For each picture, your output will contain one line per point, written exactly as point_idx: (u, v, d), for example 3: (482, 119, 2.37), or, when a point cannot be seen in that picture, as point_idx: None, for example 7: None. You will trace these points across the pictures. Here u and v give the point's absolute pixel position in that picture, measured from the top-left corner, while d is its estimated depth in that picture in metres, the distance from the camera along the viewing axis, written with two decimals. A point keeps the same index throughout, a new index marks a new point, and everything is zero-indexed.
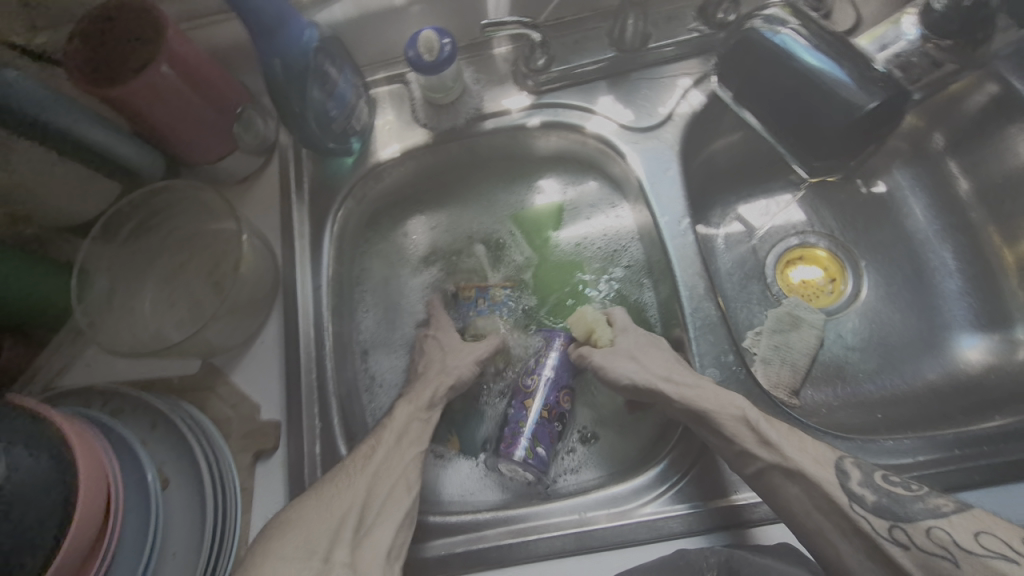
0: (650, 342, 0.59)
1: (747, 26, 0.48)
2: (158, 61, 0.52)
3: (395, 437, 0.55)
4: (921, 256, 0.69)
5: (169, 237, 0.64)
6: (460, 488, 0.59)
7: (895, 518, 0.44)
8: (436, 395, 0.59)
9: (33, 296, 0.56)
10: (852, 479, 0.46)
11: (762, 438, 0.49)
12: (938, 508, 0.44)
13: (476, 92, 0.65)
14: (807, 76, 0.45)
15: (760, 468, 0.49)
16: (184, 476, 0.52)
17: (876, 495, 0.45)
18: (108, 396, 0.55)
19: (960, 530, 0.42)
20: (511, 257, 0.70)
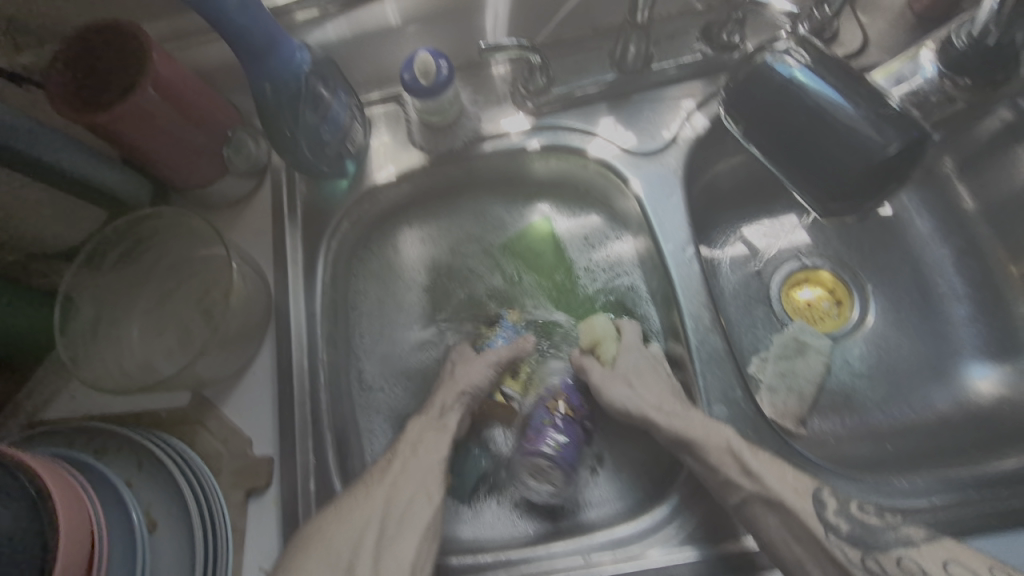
0: (651, 369, 0.58)
1: (757, 60, 0.45)
2: (143, 85, 0.50)
3: (408, 453, 0.54)
4: (930, 281, 0.67)
5: (157, 262, 0.62)
6: (473, 524, 0.57)
7: (867, 547, 0.46)
8: (446, 421, 0.56)
9: (15, 328, 0.54)
10: (828, 509, 0.47)
11: (748, 470, 0.48)
12: (909, 536, 0.46)
13: (473, 114, 0.63)
14: (820, 117, 0.43)
15: (744, 498, 0.48)
16: (174, 518, 0.50)
17: (851, 526, 0.46)
18: (93, 433, 0.53)
19: (928, 559, 0.44)
20: (514, 285, 0.66)
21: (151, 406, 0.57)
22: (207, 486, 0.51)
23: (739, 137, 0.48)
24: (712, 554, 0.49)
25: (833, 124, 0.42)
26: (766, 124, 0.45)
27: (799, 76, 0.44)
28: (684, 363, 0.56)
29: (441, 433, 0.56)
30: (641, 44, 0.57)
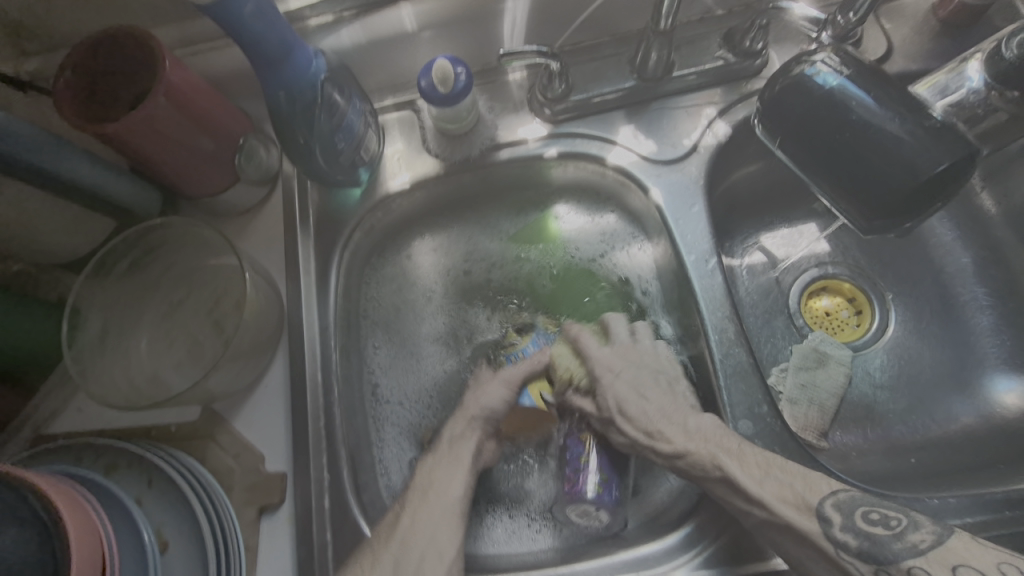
0: (633, 389, 0.53)
1: (796, 71, 0.44)
2: (155, 94, 0.48)
3: (420, 497, 0.52)
4: (952, 291, 0.66)
5: (166, 272, 0.60)
6: (493, 537, 0.56)
7: (878, 561, 0.42)
8: (464, 458, 0.54)
9: (21, 341, 0.52)
10: (834, 526, 0.43)
11: (749, 496, 0.46)
12: (914, 544, 0.42)
13: (489, 121, 0.62)
14: (862, 131, 0.42)
15: (754, 523, 0.46)
16: (185, 537, 0.48)
17: (859, 539, 0.43)
18: (101, 450, 0.52)
19: (939, 568, 0.40)
20: (529, 285, 0.65)
21: (160, 421, 0.56)
22: (219, 505, 0.50)
23: (776, 150, 0.47)
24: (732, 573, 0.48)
25: (873, 139, 0.41)
26: (802, 140, 0.45)
27: (839, 89, 0.43)
28: (707, 375, 0.55)
29: (456, 467, 0.53)
30: (662, 50, 0.56)
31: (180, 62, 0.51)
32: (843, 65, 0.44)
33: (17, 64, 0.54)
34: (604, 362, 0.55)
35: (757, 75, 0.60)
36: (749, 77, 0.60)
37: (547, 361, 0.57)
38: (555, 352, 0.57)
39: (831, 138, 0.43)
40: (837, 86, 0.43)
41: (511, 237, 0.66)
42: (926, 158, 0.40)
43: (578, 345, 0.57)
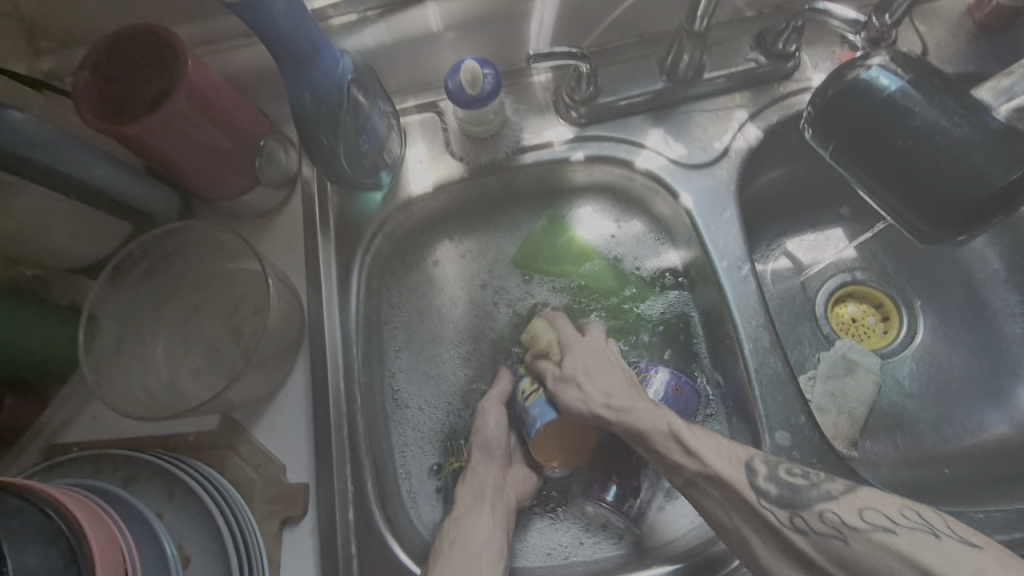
0: (599, 363, 0.55)
1: (850, 76, 0.43)
2: (176, 96, 0.47)
3: (446, 553, 0.50)
4: (982, 297, 0.65)
5: (184, 277, 0.59)
6: (538, 549, 0.55)
7: (794, 507, 0.43)
8: (485, 500, 0.53)
9: (36, 349, 0.51)
10: (759, 475, 0.45)
11: (687, 447, 0.47)
12: (829, 491, 0.44)
13: (515, 123, 0.61)
14: (927, 137, 0.41)
15: (687, 479, 0.48)
16: (207, 551, 0.47)
17: (779, 488, 0.44)
18: (119, 461, 0.50)
19: (847, 510, 0.42)
20: (550, 288, 0.64)
21: (179, 430, 0.54)
22: (242, 517, 0.48)
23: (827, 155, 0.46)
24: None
25: (938, 146, 0.41)
26: (861, 146, 0.44)
27: (898, 93, 0.42)
28: (740, 384, 0.54)
29: (482, 512, 0.53)
30: (695, 52, 0.55)
31: (201, 62, 0.50)
32: (901, 67, 0.43)
33: (32, 62, 0.53)
34: (574, 339, 0.57)
35: (788, 78, 0.58)
36: (780, 79, 0.59)
37: (528, 337, 0.59)
38: (536, 328, 0.60)
39: (893, 147, 0.42)
40: (897, 90, 0.42)
41: (529, 243, 0.64)
42: (1000, 164, 0.39)
43: (555, 325, 0.59)
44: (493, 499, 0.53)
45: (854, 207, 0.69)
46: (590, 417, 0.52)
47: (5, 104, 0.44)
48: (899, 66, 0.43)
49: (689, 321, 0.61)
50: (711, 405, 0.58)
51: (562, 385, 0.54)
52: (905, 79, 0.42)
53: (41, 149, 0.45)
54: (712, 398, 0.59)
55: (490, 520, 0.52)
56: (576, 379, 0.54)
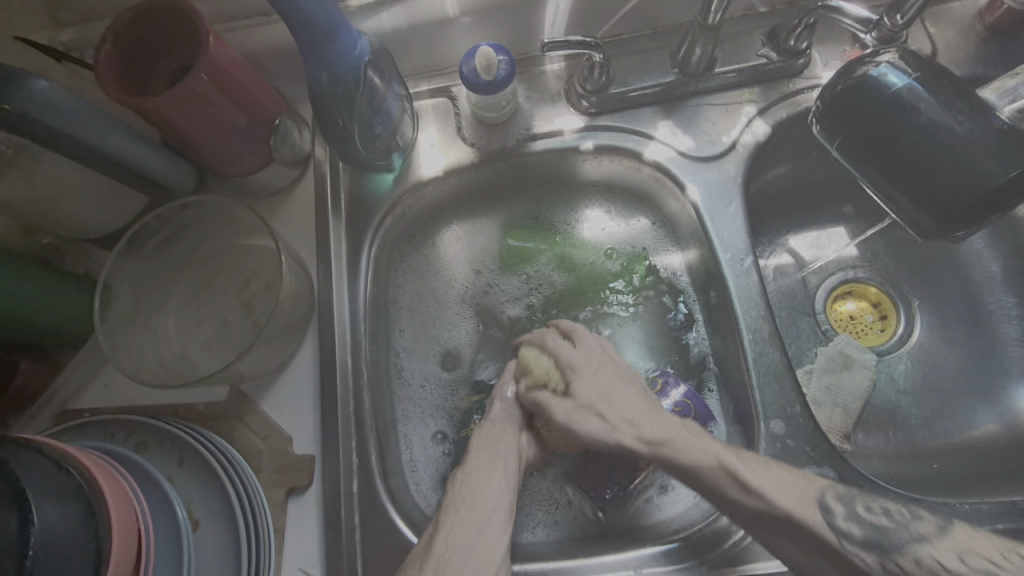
0: (614, 385, 0.52)
1: (860, 72, 0.44)
2: (197, 71, 0.48)
3: (457, 508, 0.48)
4: (980, 299, 0.66)
5: (196, 250, 0.60)
6: (532, 521, 0.56)
7: (883, 548, 0.42)
8: (499, 459, 0.51)
9: (54, 316, 0.52)
10: (837, 516, 0.43)
11: (745, 483, 0.45)
12: (920, 532, 0.43)
13: (527, 111, 0.61)
14: (932, 136, 0.42)
15: (749, 517, 0.45)
16: (216, 515, 0.49)
17: (863, 529, 0.43)
18: (131, 427, 0.52)
19: (945, 554, 0.41)
20: (542, 278, 0.65)
21: (188, 400, 0.56)
22: (250, 484, 0.50)
23: (832, 150, 0.47)
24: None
25: (941, 145, 0.41)
26: (867, 143, 0.45)
27: (906, 91, 0.43)
28: (739, 373, 0.56)
29: (495, 468, 0.51)
30: (707, 46, 0.55)
31: (221, 39, 0.51)
32: (910, 65, 0.44)
33: (53, 34, 0.54)
34: (571, 357, 0.54)
35: (799, 75, 0.59)
36: (791, 76, 0.59)
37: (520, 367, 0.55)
38: (528, 358, 0.55)
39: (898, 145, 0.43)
40: (904, 88, 0.43)
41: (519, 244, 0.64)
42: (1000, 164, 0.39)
43: (548, 349, 0.55)
44: (506, 456, 0.52)
45: (858, 206, 0.70)
46: (614, 448, 0.50)
47: (33, 74, 0.45)
48: (909, 64, 0.44)
49: (685, 295, 0.63)
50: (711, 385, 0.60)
51: (575, 414, 0.51)
52: (915, 80, 0.43)
53: (60, 119, 0.46)
54: (712, 378, 0.60)
55: (503, 478, 0.50)
56: (591, 407, 0.51)
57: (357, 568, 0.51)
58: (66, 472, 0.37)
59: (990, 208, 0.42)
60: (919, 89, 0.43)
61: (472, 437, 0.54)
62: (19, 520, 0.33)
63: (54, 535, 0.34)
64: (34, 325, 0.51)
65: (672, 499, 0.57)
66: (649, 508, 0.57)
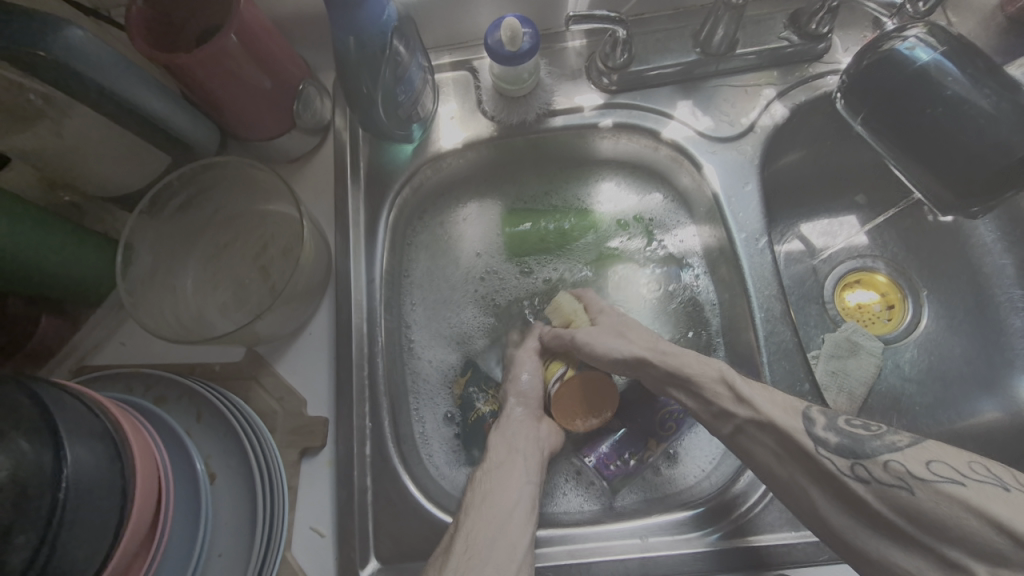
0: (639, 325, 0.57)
1: (885, 47, 0.46)
2: (227, 30, 0.48)
3: (479, 504, 0.49)
4: (988, 291, 0.66)
5: (217, 214, 0.60)
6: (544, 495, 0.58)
7: (855, 455, 0.41)
8: (518, 452, 0.52)
9: (76, 271, 0.53)
10: (817, 425, 0.43)
11: (739, 396, 0.46)
12: (893, 443, 0.41)
13: (548, 86, 0.62)
14: (956, 110, 0.43)
15: (737, 426, 0.46)
16: (232, 470, 0.50)
17: (839, 437, 0.42)
18: (151, 383, 0.53)
19: (913, 461, 0.39)
20: (555, 257, 0.66)
21: (205, 360, 0.56)
22: (265, 442, 0.50)
23: (857, 126, 0.50)
24: (745, 551, 0.50)
25: (966, 118, 0.43)
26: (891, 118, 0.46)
27: (932, 66, 0.44)
28: (749, 351, 0.57)
29: (515, 463, 0.51)
30: (729, 26, 0.55)
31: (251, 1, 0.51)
32: (939, 42, 0.44)
33: None
34: (602, 303, 0.60)
35: (819, 60, 0.60)
36: (811, 60, 0.60)
37: (552, 306, 0.60)
38: (560, 299, 0.61)
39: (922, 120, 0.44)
40: (931, 62, 0.44)
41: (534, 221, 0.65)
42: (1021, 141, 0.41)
43: (582, 296, 0.61)
44: (524, 451, 0.52)
45: (870, 196, 0.71)
46: (628, 358, 0.52)
47: (68, 23, 0.46)
48: (937, 40, 0.45)
49: (697, 276, 0.64)
50: (721, 351, 0.62)
51: (600, 333, 0.55)
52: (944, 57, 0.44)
53: (92, 69, 0.46)
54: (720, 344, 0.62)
55: (524, 474, 0.51)
56: (616, 328, 0.56)
57: (368, 528, 0.52)
58: (93, 414, 0.38)
59: (1007, 183, 0.44)
60: (947, 63, 0.44)
61: (493, 433, 0.55)
62: (54, 459, 0.34)
63: (85, 476, 0.34)
64: (57, 280, 0.51)
65: (681, 472, 0.58)
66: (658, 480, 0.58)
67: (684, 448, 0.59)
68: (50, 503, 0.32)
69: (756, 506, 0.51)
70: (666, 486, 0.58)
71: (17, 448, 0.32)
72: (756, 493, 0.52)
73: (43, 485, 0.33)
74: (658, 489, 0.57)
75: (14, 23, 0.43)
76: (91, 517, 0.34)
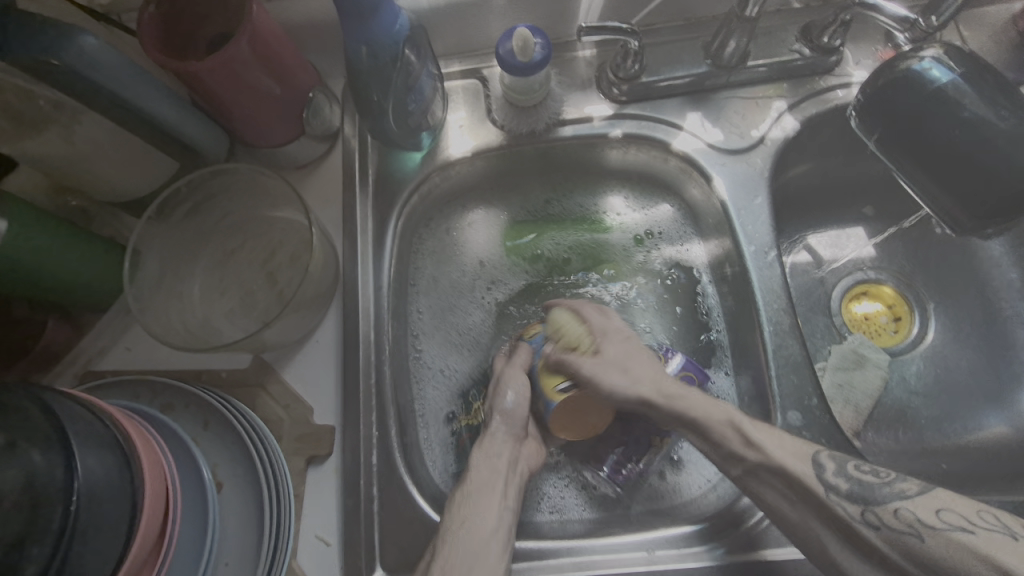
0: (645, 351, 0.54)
1: (902, 66, 0.46)
2: (239, 37, 0.48)
3: (457, 527, 0.48)
4: (995, 305, 0.66)
5: (224, 220, 0.60)
6: (552, 507, 0.58)
7: (865, 501, 0.42)
8: (501, 474, 0.51)
9: (83, 277, 0.52)
10: (827, 470, 0.44)
11: (747, 439, 0.46)
12: (903, 490, 0.42)
13: (558, 96, 0.62)
14: (974, 131, 0.44)
15: (746, 468, 0.46)
16: (240, 479, 0.50)
17: (848, 483, 0.44)
18: (157, 390, 0.53)
19: (923, 508, 0.40)
20: (561, 266, 0.66)
21: (211, 366, 0.56)
22: (272, 450, 0.50)
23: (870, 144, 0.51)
24: (752, 565, 0.50)
25: (983, 139, 0.43)
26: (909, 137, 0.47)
27: (950, 86, 0.44)
28: (757, 363, 0.57)
29: (495, 485, 0.50)
30: (742, 38, 0.55)
31: (262, 7, 0.51)
32: (955, 62, 0.45)
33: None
34: (603, 322, 0.55)
35: (830, 73, 0.60)
36: (821, 73, 0.60)
37: (553, 328, 0.55)
38: (562, 321, 0.55)
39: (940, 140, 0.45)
40: (949, 82, 0.44)
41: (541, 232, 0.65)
42: None
43: (581, 313, 0.56)
44: (505, 476, 0.51)
45: (878, 208, 0.70)
46: (635, 403, 0.50)
47: (81, 30, 0.45)
48: (952, 60, 0.45)
49: (699, 293, 0.64)
50: (723, 362, 0.61)
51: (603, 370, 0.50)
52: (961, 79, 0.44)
53: (105, 76, 0.46)
54: (723, 355, 0.62)
55: (503, 498, 0.50)
56: (621, 364, 0.51)
57: (375, 538, 0.52)
58: (104, 424, 0.38)
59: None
60: (965, 85, 0.44)
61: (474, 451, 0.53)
62: (65, 469, 0.33)
63: (97, 487, 0.34)
64: (63, 286, 0.51)
65: (684, 482, 0.58)
66: (663, 490, 0.58)
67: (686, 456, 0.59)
68: (63, 513, 0.32)
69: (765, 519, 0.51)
70: (668, 502, 0.57)
71: (28, 459, 0.32)
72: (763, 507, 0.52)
73: (56, 495, 0.32)
74: (667, 498, 0.58)
75: (29, 30, 0.43)
76: (102, 529, 0.34)
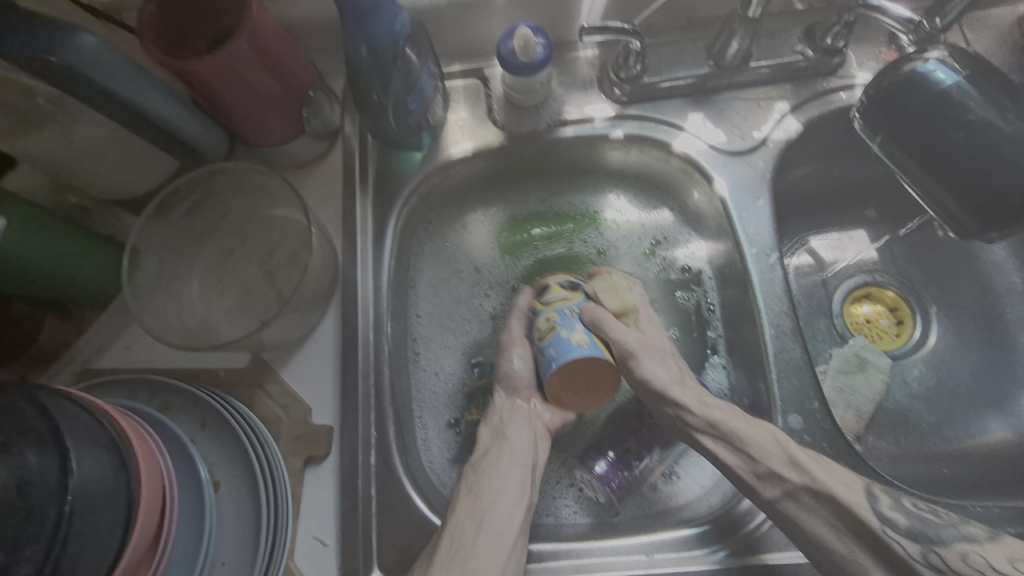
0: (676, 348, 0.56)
1: (907, 68, 0.46)
2: (238, 36, 0.48)
3: (467, 498, 0.50)
4: (997, 308, 0.66)
5: (223, 217, 0.60)
6: (551, 510, 0.57)
7: (929, 542, 0.45)
8: (507, 439, 0.53)
9: (80, 275, 0.52)
10: (882, 504, 0.46)
11: (796, 461, 0.47)
12: (969, 533, 0.45)
13: (559, 96, 0.61)
14: (981, 135, 0.43)
15: (787, 490, 0.47)
16: (237, 479, 0.49)
17: (908, 520, 0.46)
18: (154, 389, 0.52)
19: (995, 555, 0.43)
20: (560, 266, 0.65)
21: (209, 365, 0.56)
22: (270, 451, 0.50)
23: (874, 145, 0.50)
24: (749, 570, 0.49)
25: (987, 144, 0.43)
26: (913, 140, 0.47)
27: (954, 89, 0.44)
28: (759, 366, 0.56)
29: (504, 448, 0.52)
30: (744, 39, 0.55)
31: (263, 7, 0.51)
32: (960, 64, 0.45)
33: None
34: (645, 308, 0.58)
35: (833, 74, 0.59)
36: (825, 74, 0.59)
37: (609, 286, 0.56)
38: (617, 285, 0.56)
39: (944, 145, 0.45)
40: (954, 85, 0.44)
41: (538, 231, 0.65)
42: None
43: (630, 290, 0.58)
44: (514, 437, 0.53)
45: (881, 210, 0.70)
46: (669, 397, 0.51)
47: (80, 27, 0.45)
48: (957, 63, 0.45)
49: (699, 294, 0.63)
50: (721, 358, 0.61)
51: (650, 352, 0.53)
52: (969, 84, 0.44)
53: (104, 75, 0.46)
54: (720, 351, 0.62)
55: (511, 460, 0.52)
56: (662, 351, 0.54)
57: (372, 539, 0.52)
58: (99, 423, 0.38)
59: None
60: (971, 90, 0.44)
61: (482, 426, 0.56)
62: (60, 469, 0.33)
63: (92, 488, 0.34)
64: (61, 284, 0.51)
65: (683, 487, 0.58)
66: (661, 496, 0.58)
67: (681, 463, 0.59)
68: (57, 513, 0.32)
69: (766, 524, 0.51)
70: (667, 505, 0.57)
71: (22, 459, 0.32)
72: (763, 512, 0.52)
73: (48, 495, 0.32)
74: (664, 503, 0.57)
75: (29, 27, 0.43)
76: (95, 531, 0.34)
